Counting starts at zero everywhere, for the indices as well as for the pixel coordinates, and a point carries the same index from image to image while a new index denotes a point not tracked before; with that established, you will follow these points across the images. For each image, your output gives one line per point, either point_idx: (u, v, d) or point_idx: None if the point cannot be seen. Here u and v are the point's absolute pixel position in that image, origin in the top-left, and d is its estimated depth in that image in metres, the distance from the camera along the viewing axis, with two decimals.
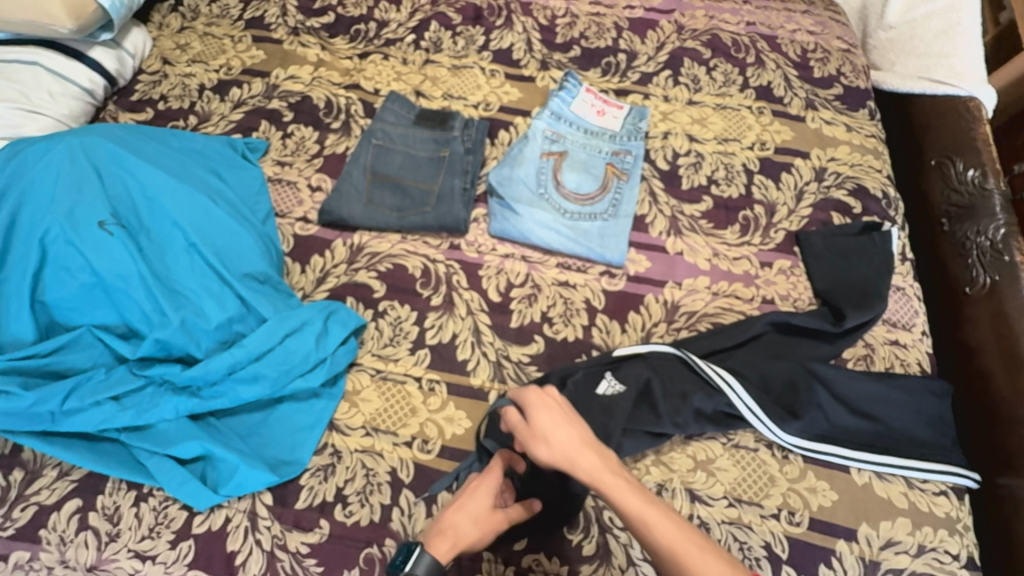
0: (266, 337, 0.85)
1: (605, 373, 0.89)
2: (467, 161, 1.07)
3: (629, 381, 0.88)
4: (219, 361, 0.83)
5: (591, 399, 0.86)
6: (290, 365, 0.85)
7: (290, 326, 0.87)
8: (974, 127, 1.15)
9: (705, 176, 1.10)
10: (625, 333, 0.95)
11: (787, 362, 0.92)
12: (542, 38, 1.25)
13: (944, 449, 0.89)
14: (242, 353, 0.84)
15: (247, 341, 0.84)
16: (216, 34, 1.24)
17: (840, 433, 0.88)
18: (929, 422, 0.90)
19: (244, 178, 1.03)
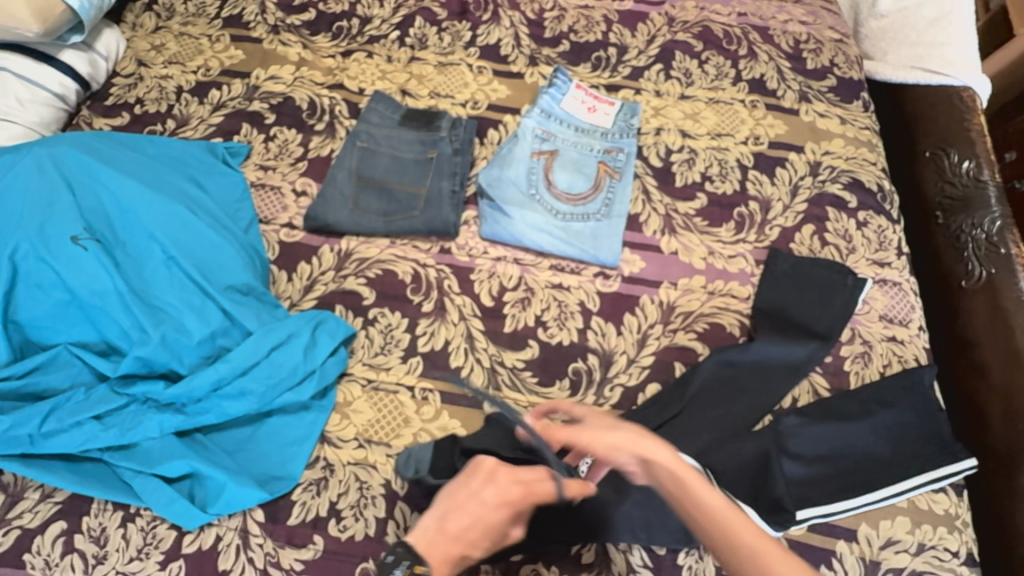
0: (250, 351, 0.83)
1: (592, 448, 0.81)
2: (456, 162, 1.05)
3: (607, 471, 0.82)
4: (203, 377, 0.80)
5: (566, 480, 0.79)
6: (277, 379, 0.83)
7: (277, 339, 0.84)
8: (968, 118, 1.14)
9: (698, 172, 1.08)
10: (621, 336, 0.94)
11: (737, 415, 0.89)
12: (531, 32, 1.22)
13: (912, 457, 0.86)
14: (226, 368, 0.81)
15: (233, 355, 0.82)
16: (192, 33, 1.19)
17: (810, 492, 0.83)
18: (886, 437, 0.87)
19: (225, 185, 0.99)
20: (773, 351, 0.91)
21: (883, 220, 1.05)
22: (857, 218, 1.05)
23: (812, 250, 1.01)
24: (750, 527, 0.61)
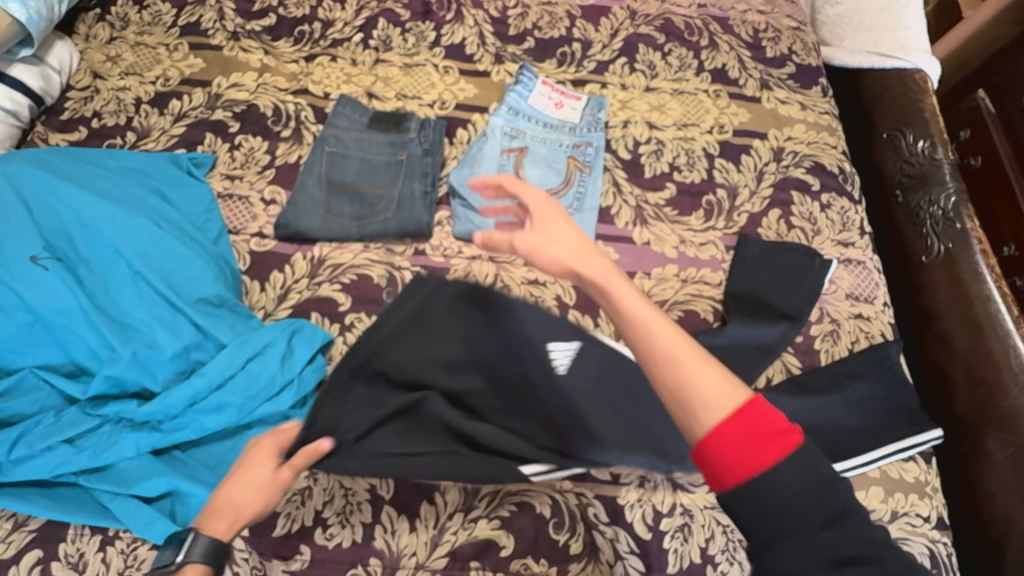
0: (225, 364, 0.81)
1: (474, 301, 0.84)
2: (425, 163, 1.04)
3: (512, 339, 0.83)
4: (178, 392, 0.79)
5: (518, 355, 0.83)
6: (254, 390, 0.82)
7: (252, 350, 0.83)
8: (922, 98, 1.18)
9: (666, 163, 1.09)
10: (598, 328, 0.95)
11: None
12: (495, 30, 1.22)
13: (873, 430, 0.89)
14: (201, 382, 0.80)
15: (207, 369, 0.81)
16: (149, 43, 1.17)
17: None
18: (846, 411, 0.90)
19: (192, 196, 0.98)
20: (747, 333, 0.93)
21: (845, 201, 1.08)
22: (821, 200, 1.08)
23: (779, 234, 1.04)
24: (669, 327, 0.49)
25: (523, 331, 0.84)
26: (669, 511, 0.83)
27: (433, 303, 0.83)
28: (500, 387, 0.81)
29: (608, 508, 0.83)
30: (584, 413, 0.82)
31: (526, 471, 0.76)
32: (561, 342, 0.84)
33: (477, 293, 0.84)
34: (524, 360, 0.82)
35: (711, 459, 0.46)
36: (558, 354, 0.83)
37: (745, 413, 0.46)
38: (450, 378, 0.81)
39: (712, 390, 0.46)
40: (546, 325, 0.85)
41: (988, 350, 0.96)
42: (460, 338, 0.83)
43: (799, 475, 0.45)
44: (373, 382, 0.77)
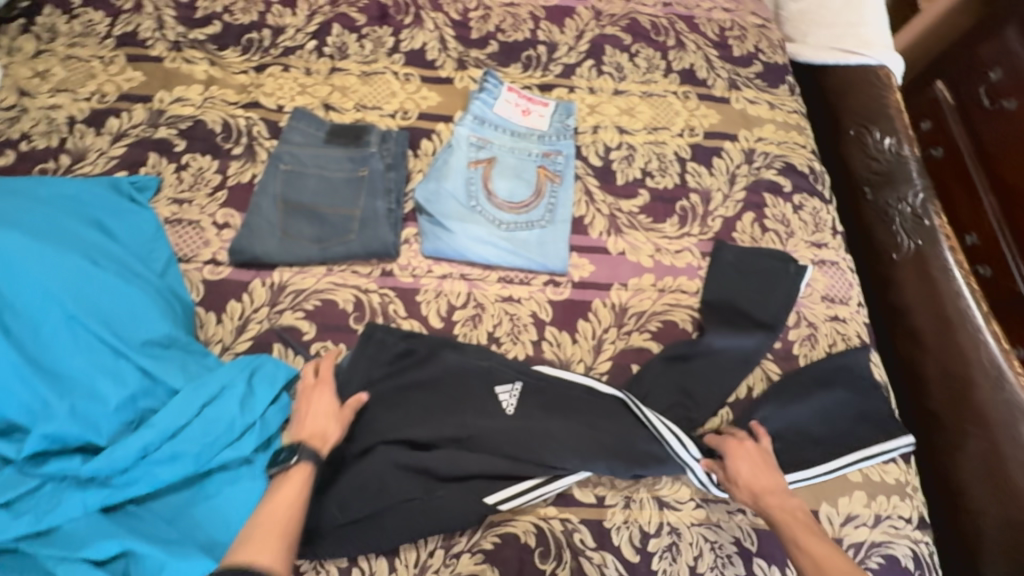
0: (180, 411, 0.76)
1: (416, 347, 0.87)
2: (389, 179, 0.99)
3: (459, 380, 0.86)
4: (127, 445, 0.73)
5: (463, 395, 0.85)
6: (213, 437, 0.77)
7: (208, 394, 0.78)
8: (885, 95, 1.20)
9: (639, 168, 1.07)
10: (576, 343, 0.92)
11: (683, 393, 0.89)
12: (456, 34, 1.17)
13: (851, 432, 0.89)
14: (153, 432, 0.74)
15: (158, 419, 0.75)
16: (81, 56, 1.08)
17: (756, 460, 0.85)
18: (825, 417, 0.90)
19: (135, 225, 0.90)
20: (726, 342, 0.92)
21: (817, 202, 1.08)
22: (793, 201, 1.07)
23: (753, 238, 1.03)
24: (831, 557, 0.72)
25: (464, 378, 0.86)
26: (657, 531, 0.81)
27: (370, 364, 0.85)
28: (451, 427, 0.83)
29: (594, 533, 0.80)
30: (540, 433, 0.83)
31: (491, 500, 0.78)
32: (502, 380, 0.87)
33: (412, 349, 0.87)
34: (470, 403, 0.85)
35: None
36: (501, 392, 0.86)
37: None
38: (399, 421, 0.83)
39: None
40: (485, 366, 0.87)
41: (959, 345, 0.97)
42: (409, 381, 0.86)
43: None
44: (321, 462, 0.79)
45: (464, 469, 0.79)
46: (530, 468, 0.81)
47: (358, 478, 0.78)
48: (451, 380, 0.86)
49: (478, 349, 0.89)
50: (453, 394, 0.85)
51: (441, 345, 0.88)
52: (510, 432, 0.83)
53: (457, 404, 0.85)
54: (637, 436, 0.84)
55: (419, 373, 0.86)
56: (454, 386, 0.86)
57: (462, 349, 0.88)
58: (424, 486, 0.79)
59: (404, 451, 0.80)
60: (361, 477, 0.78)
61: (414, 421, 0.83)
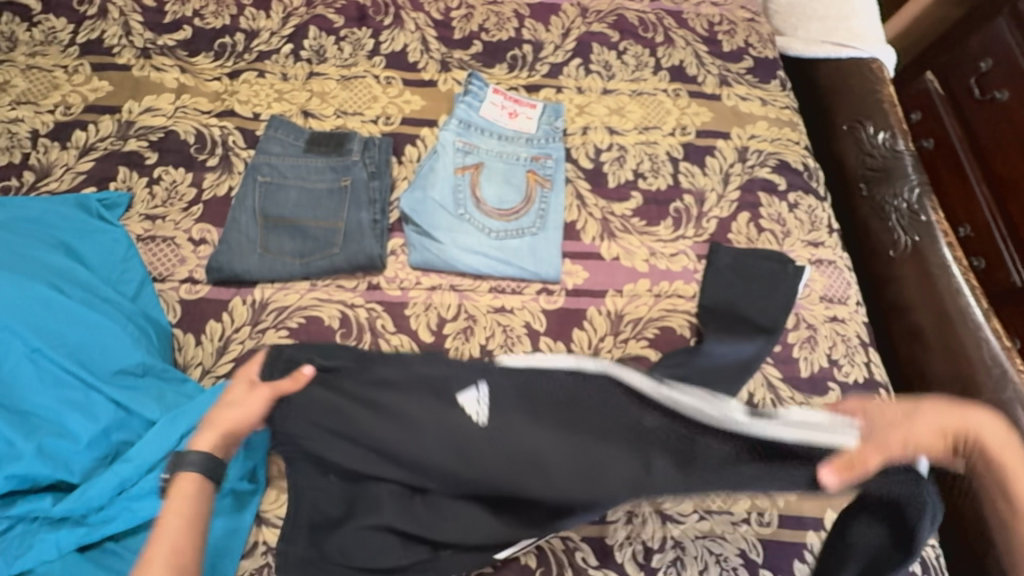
0: (158, 442, 0.72)
1: (357, 364, 0.73)
2: (373, 188, 0.95)
3: (410, 391, 0.70)
4: (101, 482, 0.69)
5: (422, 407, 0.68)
6: None
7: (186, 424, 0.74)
8: (878, 89, 1.18)
9: (630, 170, 1.04)
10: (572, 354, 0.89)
11: None
12: (438, 34, 1.13)
13: None
14: (129, 466, 0.70)
15: (135, 452, 0.71)
16: (43, 66, 1.02)
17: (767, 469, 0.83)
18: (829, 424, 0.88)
19: (103, 245, 0.86)
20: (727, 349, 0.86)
21: (812, 199, 1.06)
22: (788, 200, 1.05)
23: (749, 239, 1.01)
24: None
25: (415, 389, 0.70)
26: (660, 546, 0.79)
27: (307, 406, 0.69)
28: (420, 451, 0.67)
29: (596, 550, 0.78)
30: (529, 442, 0.66)
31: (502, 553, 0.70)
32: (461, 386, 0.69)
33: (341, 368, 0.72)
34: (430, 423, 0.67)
35: None
36: (462, 400, 0.69)
37: None
38: (359, 457, 0.68)
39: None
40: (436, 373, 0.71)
41: (961, 343, 0.96)
42: (355, 403, 0.69)
43: None
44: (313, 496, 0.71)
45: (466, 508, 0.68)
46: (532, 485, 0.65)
47: (354, 532, 0.68)
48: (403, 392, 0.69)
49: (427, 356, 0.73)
50: (408, 409, 0.68)
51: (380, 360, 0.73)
52: (492, 447, 0.66)
53: (414, 423, 0.68)
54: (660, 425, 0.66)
55: (368, 391, 0.70)
56: (408, 400, 0.69)
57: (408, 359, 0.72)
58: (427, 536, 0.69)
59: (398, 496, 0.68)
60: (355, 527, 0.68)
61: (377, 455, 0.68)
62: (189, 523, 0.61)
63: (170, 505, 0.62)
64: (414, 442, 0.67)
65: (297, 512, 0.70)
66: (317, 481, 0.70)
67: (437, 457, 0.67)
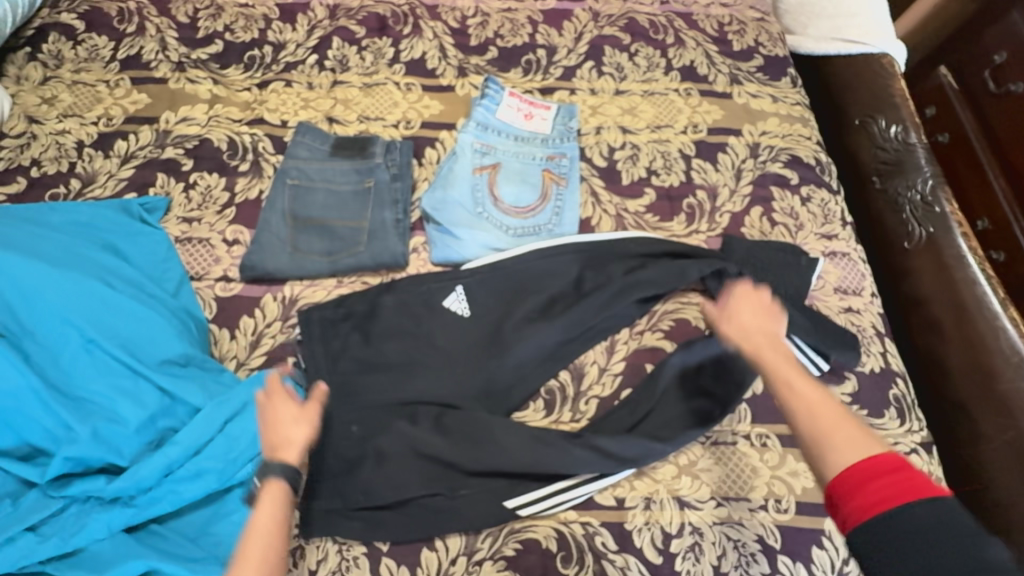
0: (201, 428, 0.76)
1: (351, 303, 0.90)
2: (396, 189, 1.00)
3: (405, 316, 0.89)
4: (151, 464, 0.73)
5: (426, 321, 0.89)
6: (235, 453, 0.76)
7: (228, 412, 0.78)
8: (890, 83, 1.19)
9: (643, 167, 1.07)
10: (587, 346, 0.91)
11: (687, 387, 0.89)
12: (455, 42, 1.17)
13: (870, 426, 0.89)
14: (177, 450, 0.75)
15: (181, 436, 0.75)
16: (87, 80, 1.09)
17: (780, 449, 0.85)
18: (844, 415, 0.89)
19: (147, 246, 0.91)
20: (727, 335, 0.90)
21: (825, 193, 1.07)
22: (800, 194, 1.06)
23: (763, 232, 1.02)
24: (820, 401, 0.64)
25: (412, 309, 0.90)
26: (679, 531, 0.80)
27: (328, 341, 0.87)
28: (427, 367, 0.87)
29: (616, 535, 0.80)
30: (517, 337, 0.89)
31: (511, 506, 0.79)
32: (446, 295, 0.91)
33: (347, 310, 0.89)
34: (429, 327, 0.89)
35: (844, 494, 0.55)
36: (445, 303, 0.90)
37: (882, 458, 0.55)
38: (375, 385, 0.85)
39: (850, 439, 0.58)
40: (422, 293, 0.91)
41: (978, 332, 0.96)
42: (366, 333, 0.88)
43: (935, 516, 0.50)
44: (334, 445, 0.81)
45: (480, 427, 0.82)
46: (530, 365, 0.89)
47: (384, 460, 0.80)
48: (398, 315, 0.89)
49: (408, 279, 0.92)
50: (409, 330, 0.89)
51: (376, 294, 0.91)
52: (486, 343, 0.89)
53: (419, 339, 0.88)
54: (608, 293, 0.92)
55: (371, 326, 0.89)
56: (408, 324, 0.89)
57: (393, 288, 0.91)
58: (448, 481, 0.80)
59: (410, 426, 0.82)
60: (383, 463, 0.80)
61: (387, 381, 0.85)
62: (274, 533, 0.63)
63: (261, 512, 0.64)
64: (422, 363, 0.87)
65: (319, 467, 0.80)
66: (345, 410, 0.83)
67: (442, 373, 0.86)
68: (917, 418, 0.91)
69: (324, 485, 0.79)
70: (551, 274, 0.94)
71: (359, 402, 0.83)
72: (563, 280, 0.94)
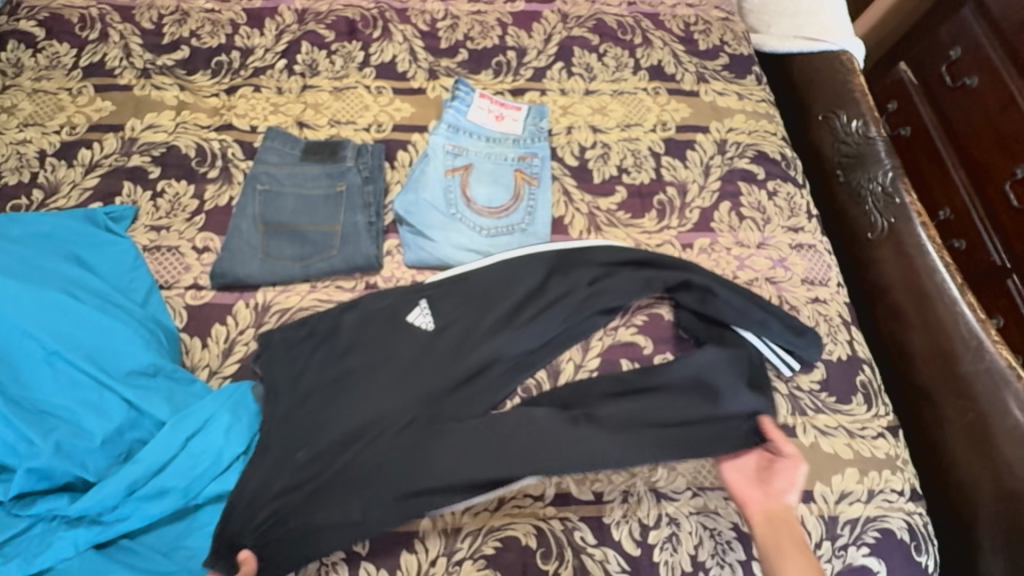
0: (166, 444, 0.75)
1: (312, 324, 0.87)
2: (367, 192, 1.00)
3: (367, 331, 0.88)
4: (113, 483, 0.72)
5: (391, 335, 0.87)
6: (200, 470, 0.75)
7: (192, 427, 0.77)
8: (850, 79, 1.21)
9: (614, 166, 1.08)
10: (556, 354, 0.91)
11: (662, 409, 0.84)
12: (425, 45, 1.18)
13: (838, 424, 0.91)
14: (139, 468, 0.73)
15: (143, 454, 0.74)
16: (48, 89, 1.07)
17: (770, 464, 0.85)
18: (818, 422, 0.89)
19: (113, 256, 0.90)
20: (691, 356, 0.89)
21: (790, 186, 1.10)
22: (767, 188, 1.09)
23: (731, 226, 1.04)
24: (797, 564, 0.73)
25: (374, 324, 0.88)
26: (656, 522, 0.81)
27: (289, 361, 0.84)
28: (388, 381, 0.83)
29: (595, 529, 0.80)
30: (484, 348, 0.87)
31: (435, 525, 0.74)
32: (409, 309, 0.90)
33: (312, 329, 0.87)
34: (392, 340, 0.87)
35: None
36: (410, 317, 0.89)
37: None
38: (333, 403, 0.81)
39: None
40: (385, 308, 0.90)
41: (939, 318, 0.98)
42: (327, 351, 0.86)
43: None
44: (280, 471, 0.76)
45: (440, 446, 0.78)
46: (495, 376, 0.87)
47: (342, 483, 0.76)
48: (361, 333, 0.87)
49: (374, 295, 0.91)
50: (373, 345, 0.86)
51: (337, 313, 0.89)
52: (450, 356, 0.86)
53: (381, 352, 0.86)
54: (575, 301, 0.93)
55: (333, 343, 0.86)
56: (372, 340, 0.87)
57: (358, 304, 0.90)
58: (405, 503, 0.75)
59: (367, 446, 0.78)
60: (338, 486, 0.75)
61: (345, 398, 0.82)
62: None
63: None
64: (383, 376, 0.84)
65: (264, 494, 0.74)
66: (295, 432, 0.79)
67: (404, 384, 0.83)
68: (883, 404, 0.93)
69: (268, 512, 0.73)
70: (517, 282, 0.93)
71: (314, 424, 0.79)
72: (529, 290, 0.93)
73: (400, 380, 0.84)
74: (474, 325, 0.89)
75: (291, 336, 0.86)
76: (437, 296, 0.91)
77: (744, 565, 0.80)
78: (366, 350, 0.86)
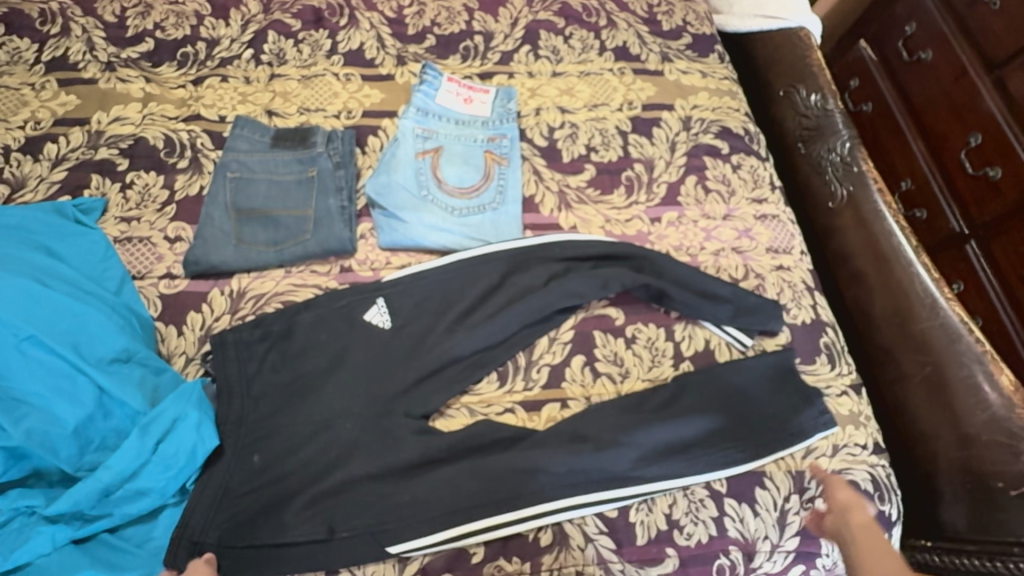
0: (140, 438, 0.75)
1: (267, 325, 0.87)
2: (339, 176, 1.00)
3: (320, 334, 0.88)
4: (87, 484, 0.72)
5: (345, 337, 0.88)
6: (178, 466, 0.76)
7: (161, 430, 0.76)
8: (808, 54, 1.25)
9: (583, 145, 1.10)
10: (513, 349, 0.92)
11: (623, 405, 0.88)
12: (393, 31, 1.19)
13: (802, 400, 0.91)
14: (109, 472, 0.73)
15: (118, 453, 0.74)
16: (10, 84, 1.06)
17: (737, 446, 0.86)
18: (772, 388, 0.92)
19: (85, 248, 0.90)
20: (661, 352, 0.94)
21: (754, 160, 1.13)
22: (731, 162, 1.12)
23: (698, 200, 1.07)
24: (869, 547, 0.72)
25: (330, 325, 0.88)
26: None
27: (243, 363, 0.85)
28: (343, 385, 0.84)
29: None
30: (440, 347, 0.89)
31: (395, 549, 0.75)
32: (366, 308, 0.90)
33: (267, 330, 0.87)
34: (347, 341, 0.88)
35: None
36: (367, 316, 0.89)
37: None
38: (290, 408, 0.83)
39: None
40: (342, 307, 0.90)
41: (898, 281, 1.02)
42: (281, 354, 0.86)
43: None
44: (229, 475, 0.78)
45: (394, 448, 0.81)
46: (453, 372, 0.89)
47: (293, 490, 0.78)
48: (317, 334, 0.88)
49: (329, 295, 0.90)
50: (328, 346, 0.87)
51: (293, 312, 0.89)
52: (406, 357, 0.88)
53: (336, 354, 0.87)
54: (530, 298, 0.93)
55: (286, 344, 0.87)
56: (326, 341, 0.87)
57: (314, 304, 0.89)
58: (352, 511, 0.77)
59: (319, 452, 0.80)
60: (289, 494, 0.78)
61: (298, 404, 0.83)
62: None
63: None
64: (337, 379, 0.85)
65: (220, 499, 0.77)
66: (250, 439, 0.81)
67: (358, 387, 0.85)
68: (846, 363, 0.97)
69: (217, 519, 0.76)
70: (474, 280, 0.94)
71: (267, 430, 0.81)
72: (483, 289, 0.93)
73: (356, 381, 0.85)
74: (428, 326, 0.90)
75: (244, 339, 0.86)
76: (394, 297, 0.91)
77: (717, 521, 0.83)
78: (324, 352, 0.87)
